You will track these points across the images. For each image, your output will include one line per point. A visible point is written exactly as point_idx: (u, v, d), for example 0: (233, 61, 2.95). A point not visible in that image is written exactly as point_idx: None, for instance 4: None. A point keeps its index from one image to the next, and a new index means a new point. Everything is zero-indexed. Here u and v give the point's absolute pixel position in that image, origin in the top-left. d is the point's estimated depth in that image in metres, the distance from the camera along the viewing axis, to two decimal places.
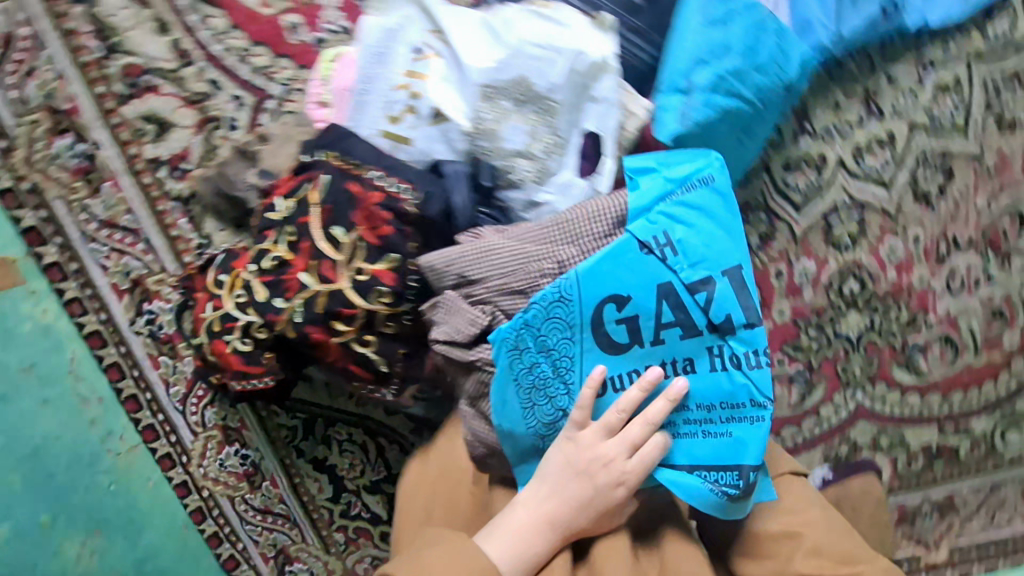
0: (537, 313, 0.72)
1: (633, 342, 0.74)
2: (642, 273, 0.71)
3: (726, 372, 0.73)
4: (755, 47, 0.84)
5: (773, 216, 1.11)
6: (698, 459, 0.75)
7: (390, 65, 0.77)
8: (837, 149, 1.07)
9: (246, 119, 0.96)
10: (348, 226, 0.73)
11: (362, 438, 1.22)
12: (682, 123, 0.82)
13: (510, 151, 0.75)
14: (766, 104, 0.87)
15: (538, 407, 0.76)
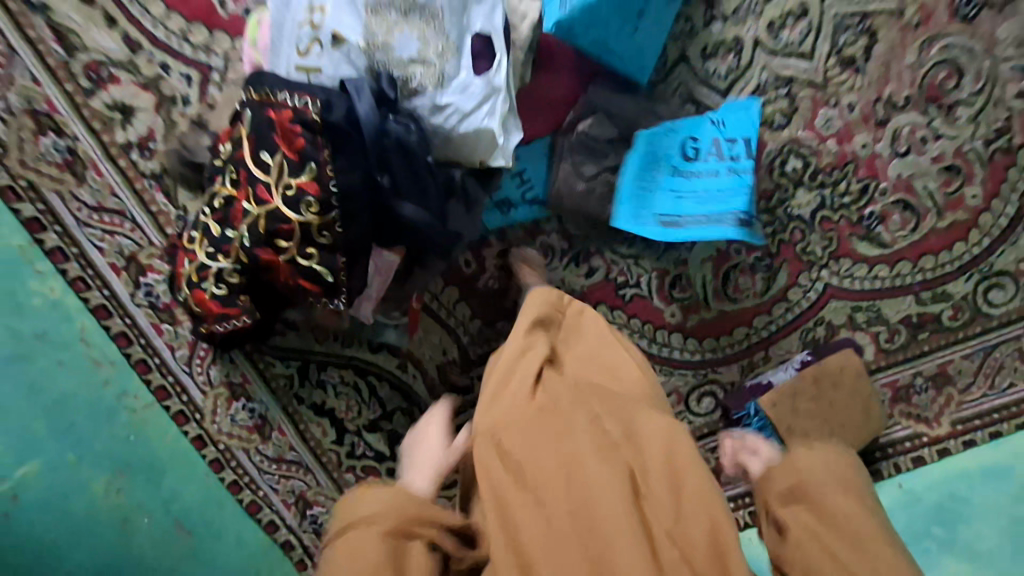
0: (662, 131, 1.09)
1: (687, 159, 1.09)
2: (703, 129, 1.09)
3: (734, 175, 1.06)
4: None
5: (701, 107, 1.13)
6: (710, 205, 1.07)
7: (291, 6, 0.87)
8: (752, 29, 1.10)
9: (196, 94, 1.17)
10: (272, 150, 0.85)
11: (353, 378, 1.34)
12: (566, 11, 0.90)
13: (406, 59, 0.86)
14: None
15: (632, 182, 1.09)
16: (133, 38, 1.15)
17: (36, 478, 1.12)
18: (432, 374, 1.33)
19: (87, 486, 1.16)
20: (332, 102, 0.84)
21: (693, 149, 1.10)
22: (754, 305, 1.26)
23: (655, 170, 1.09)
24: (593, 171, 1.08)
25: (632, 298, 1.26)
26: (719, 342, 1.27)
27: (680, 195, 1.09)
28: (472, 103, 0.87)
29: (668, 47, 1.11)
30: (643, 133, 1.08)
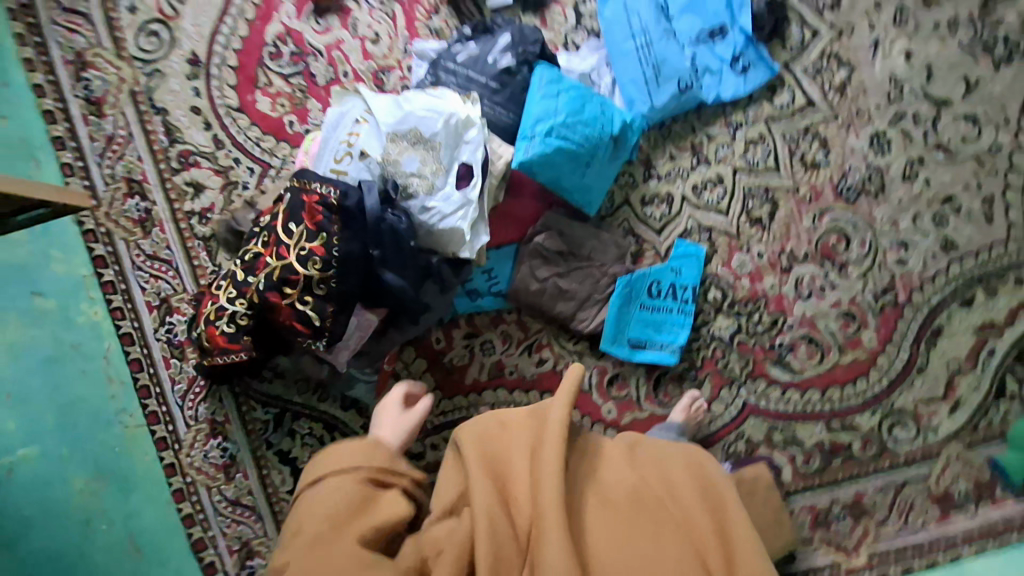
0: (639, 276, 1.40)
1: (649, 298, 1.42)
2: (665, 274, 1.42)
3: (677, 315, 1.42)
4: (582, 109, 1.27)
5: (638, 239, 1.44)
6: (656, 337, 1.42)
7: (339, 132, 1.25)
8: (680, 187, 1.44)
9: (255, 182, 1.52)
10: (298, 221, 1.14)
11: (322, 432, 1.50)
12: (529, 153, 1.22)
13: (407, 172, 1.18)
14: (596, 146, 1.28)
15: (614, 316, 1.40)
16: (218, 137, 1.52)
17: (30, 462, 1.35)
18: None
19: (66, 482, 1.36)
20: (348, 193, 1.14)
21: (660, 288, 1.42)
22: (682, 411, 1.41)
23: (631, 304, 1.42)
24: (545, 275, 1.37)
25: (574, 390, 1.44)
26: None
27: (646, 323, 1.42)
28: (450, 209, 1.18)
29: (614, 192, 1.44)
30: (623, 278, 1.40)
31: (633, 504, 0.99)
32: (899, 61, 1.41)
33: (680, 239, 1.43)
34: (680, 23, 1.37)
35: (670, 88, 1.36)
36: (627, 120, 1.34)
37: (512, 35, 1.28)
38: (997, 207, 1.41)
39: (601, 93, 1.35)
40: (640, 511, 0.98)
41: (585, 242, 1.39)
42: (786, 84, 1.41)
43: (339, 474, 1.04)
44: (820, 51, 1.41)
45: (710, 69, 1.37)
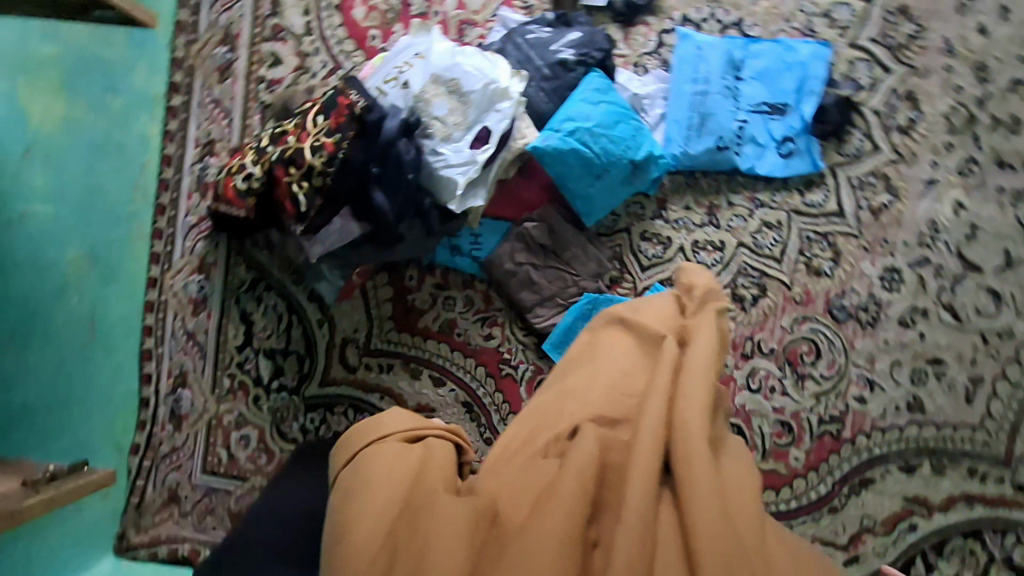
0: (603, 301, 1.44)
1: None
2: None
3: None
4: (611, 125, 1.31)
5: (623, 267, 1.48)
6: None
7: (399, 58, 1.36)
8: (682, 238, 1.46)
9: (323, 74, 1.66)
10: (326, 117, 1.26)
11: (283, 310, 1.64)
12: (543, 143, 1.28)
13: (433, 114, 1.27)
14: (611, 162, 1.31)
15: (566, 327, 1.45)
16: (311, 25, 1.67)
17: (42, 219, 1.36)
18: (337, 341, 1.61)
19: (61, 252, 1.40)
20: (375, 108, 1.25)
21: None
22: None
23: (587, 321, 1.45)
24: (521, 260, 1.44)
25: (506, 375, 1.54)
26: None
27: None
28: (456, 160, 1.26)
29: (620, 215, 1.49)
30: (588, 295, 1.44)
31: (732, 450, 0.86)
32: (947, 208, 1.36)
33: (659, 284, 1.47)
34: (747, 88, 1.39)
35: (707, 142, 1.38)
36: (653, 153, 1.36)
37: (583, 35, 1.35)
38: (981, 393, 1.36)
39: (642, 121, 1.39)
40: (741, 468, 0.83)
41: (572, 248, 1.44)
42: (826, 184, 1.40)
43: (380, 441, 0.87)
44: (872, 166, 1.39)
45: (755, 140, 1.39)
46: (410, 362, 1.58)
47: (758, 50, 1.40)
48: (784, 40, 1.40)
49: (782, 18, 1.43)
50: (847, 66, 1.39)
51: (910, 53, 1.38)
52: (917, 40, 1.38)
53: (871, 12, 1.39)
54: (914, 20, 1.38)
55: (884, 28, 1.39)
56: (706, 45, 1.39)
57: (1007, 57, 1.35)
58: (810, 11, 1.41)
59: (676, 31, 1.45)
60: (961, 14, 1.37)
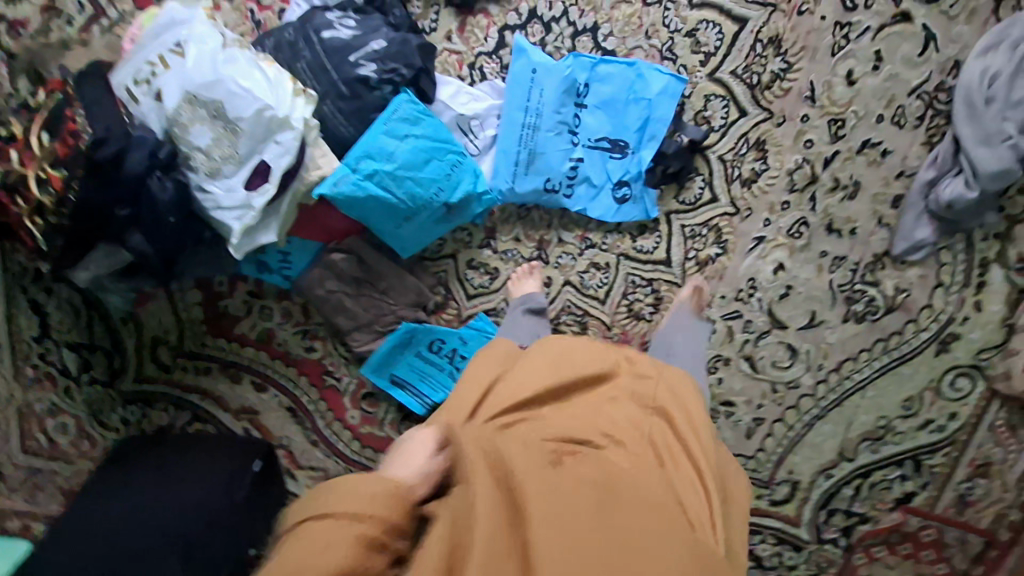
0: (421, 330, 1.40)
1: (424, 352, 1.43)
2: (449, 339, 1.42)
3: (443, 377, 1.45)
4: (419, 165, 1.13)
5: (448, 294, 1.42)
6: (415, 386, 1.46)
7: (149, 47, 1.05)
8: (508, 270, 1.39)
9: (80, 22, 1.29)
10: (52, 136, 1.01)
11: (80, 305, 1.47)
12: (336, 189, 1.10)
13: (193, 146, 1.04)
14: (421, 207, 1.17)
15: (382, 351, 1.42)
16: None
17: None
18: (147, 342, 1.54)
19: None
20: (110, 140, 1.00)
21: (442, 348, 1.43)
22: None
23: (405, 347, 1.43)
24: (331, 288, 1.33)
25: (329, 386, 1.52)
26: (364, 450, 1.54)
27: (414, 369, 1.45)
28: (228, 202, 1.06)
29: (447, 240, 1.38)
30: (404, 323, 1.39)
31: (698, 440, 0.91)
32: (766, 265, 1.36)
33: (483, 314, 1.41)
34: (588, 119, 1.23)
35: (534, 183, 1.23)
36: (474, 192, 1.20)
37: (389, 45, 1.10)
38: (760, 430, 1.49)
39: (466, 150, 1.20)
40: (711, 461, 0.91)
41: (391, 277, 1.35)
42: (659, 230, 1.34)
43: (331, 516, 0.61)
44: (706, 216, 1.33)
45: (590, 180, 1.25)
46: (230, 367, 1.53)
47: (606, 72, 1.21)
48: (637, 63, 1.21)
49: (644, 31, 1.21)
50: (702, 102, 1.24)
51: (770, 95, 1.24)
52: (781, 80, 1.23)
53: (740, 39, 1.21)
54: (783, 56, 1.22)
55: (750, 61, 1.22)
56: (545, 65, 1.18)
57: (866, 115, 1.24)
58: (676, 26, 1.21)
59: (514, 36, 1.21)
60: (834, 56, 1.22)
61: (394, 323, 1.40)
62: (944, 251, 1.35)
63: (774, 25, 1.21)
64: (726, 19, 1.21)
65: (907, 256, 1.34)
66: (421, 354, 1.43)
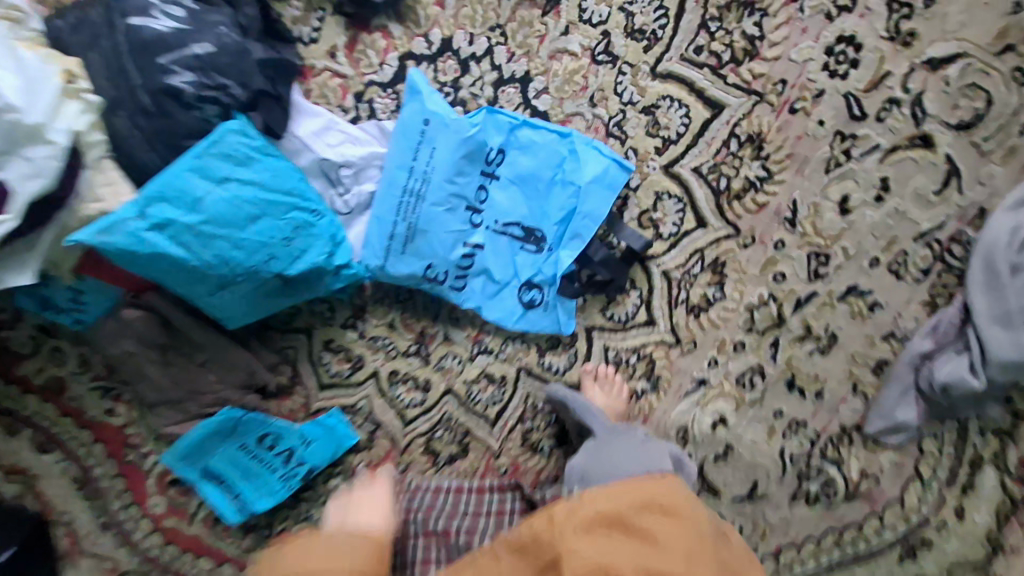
0: (249, 420, 1.07)
1: (251, 447, 1.10)
2: (286, 437, 1.09)
3: (273, 483, 1.12)
4: (241, 222, 0.82)
5: (296, 377, 1.09)
6: (237, 488, 1.13)
7: None
8: (376, 362, 1.07)
9: None
10: None
11: None
12: (103, 240, 0.76)
13: None
14: (242, 275, 0.85)
15: (194, 440, 1.08)
16: None
17: None
18: None
19: None
20: None
21: (276, 445, 1.10)
22: (230, 555, 1.18)
23: (227, 438, 1.09)
24: (130, 349, 1.00)
25: (130, 461, 1.18)
26: (165, 548, 1.19)
27: (238, 464, 1.12)
28: None
29: (303, 310, 1.06)
30: (226, 408, 1.06)
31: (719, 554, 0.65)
32: (704, 416, 1.04)
33: (335, 411, 1.09)
34: (497, 194, 0.92)
35: (411, 267, 0.91)
36: (323, 266, 0.89)
37: (217, 47, 0.80)
38: None
39: (325, 207, 0.90)
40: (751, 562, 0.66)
41: (217, 347, 1.01)
42: (575, 347, 1.04)
43: None
44: (638, 343, 1.02)
45: (490, 274, 0.94)
46: (5, 416, 1.16)
47: (529, 139, 0.91)
48: (572, 134, 0.92)
49: (588, 96, 0.92)
50: (651, 200, 0.95)
51: (738, 207, 0.95)
52: (757, 191, 0.94)
53: (711, 129, 0.92)
54: (763, 160, 0.93)
55: (720, 159, 0.93)
56: (445, 116, 0.88)
57: (858, 255, 0.95)
58: (630, 98, 0.92)
59: (409, 71, 0.91)
60: (829, 173, 0.92)
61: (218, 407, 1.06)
62: (931, 440, 1.04)
63: (758, 120, 0.91)
64: (697, 100, 0.91)
65: (881, 437, 1.02)
66: (247, 449, 1.10)
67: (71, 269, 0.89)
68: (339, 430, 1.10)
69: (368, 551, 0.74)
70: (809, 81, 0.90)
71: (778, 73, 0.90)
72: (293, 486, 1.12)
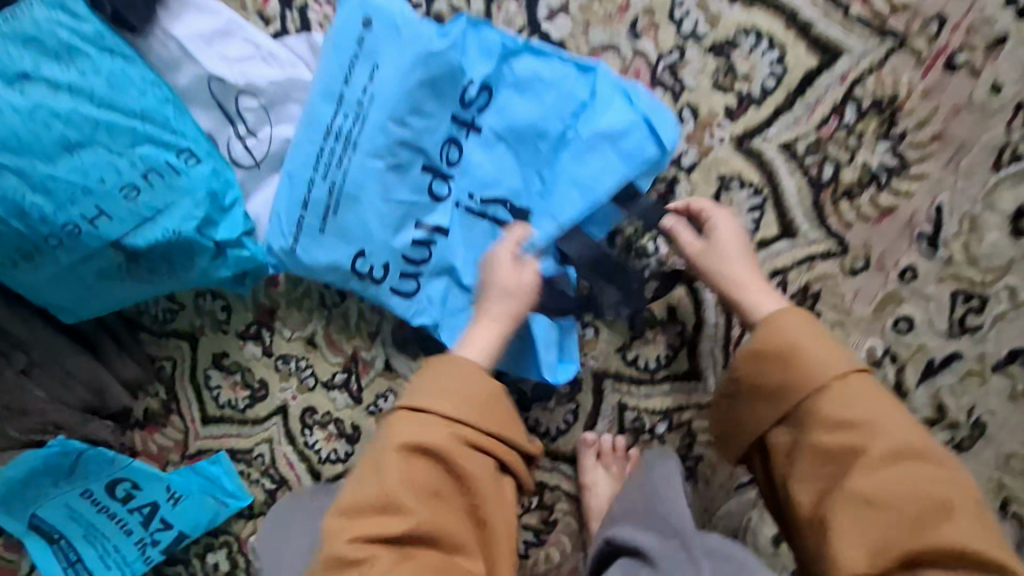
0: (95, 458, 0.75)
1: (99, 495, 0.78)
2: (149, 486, 0.77)
3: (128, 549, 0.79)
4: (49, 150, 0.51)
5: (173, 403, 0.77)
6: (73, 554, 0.79)
7: None
8: (285, 392, 0.74)
9: None
10: None
11: None
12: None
13: None
14: (51, 239, 0.53)
15: (14, 481, 0.76)
16: None
17: None
18: None
19: None
20: None
21: (133, 498, 0.78)
22: None
23: (61, 482, 0.77)
24: None
25: None
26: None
27: (78, 520, 0.79)
28: None
29: (187, 308, 0.74)
30: (59, 439, 0.73)
31: (935, 469, 0.43)
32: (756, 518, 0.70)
33: (220, 457, 0.76)
34: (477, 154, 0.59)
35: (333, 252, 0.59)
36: (193, 240, 0.58)
37: None
38: None
39: (208, 150, 0.58)
40: (964, 484, 0.42)
41: (45, 351, 0.69)
42: (575, 402, 0.70)
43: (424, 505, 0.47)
44: (668, 405, 0.68)
45: (455, 278, 0.60)
46: None
47: (531, 71, 0.58)
48: (598, 71, 0.58)
49: (628, 23, 0.60)
50: (711, 189, 0.62)
51: (846, 210, 0.61)
52: (880, 188, 0.61)
53: (817, 86, 0.59)
54: (894, 142, 0.59)
55: (825, 134, 0.60)
56: (401, 20, 0.56)
57: None
58: (694, 28, 0.59)
59: None
60: (996, 171, 0.59)
61: (49, 437, 0.74)
62: None
63: (892, 77, 0.58)
64: (800, 39, 0.58)
65: None
66: (95, 497, 0.78)
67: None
68: (227, 482, 0.77)
69: (470, 373, 0.50)
70: (981, 21, 0.57)
71: (932, 5, 0.57)
72: (156, 555, 0.79)
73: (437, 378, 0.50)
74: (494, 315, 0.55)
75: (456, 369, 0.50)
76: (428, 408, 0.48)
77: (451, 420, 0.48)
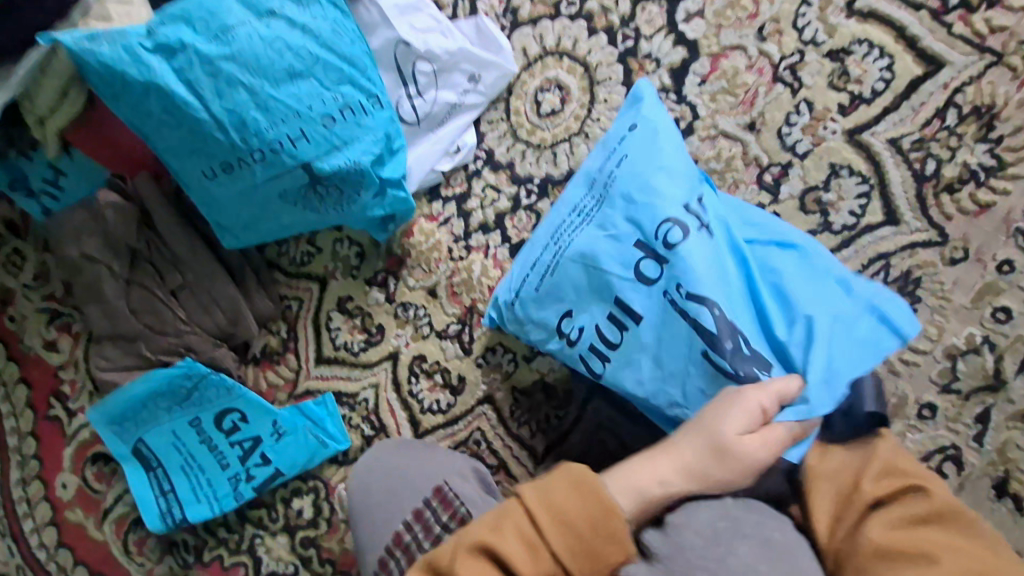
0: (215, 385, 0.79)
1: (208, 425, 0.81)
2: (257, 420, 0.80)
3: (221, 482, 0.81)
4: (277, 75, 0.60)
5: (292, 342, 0.82)
6: (170, 482, 0.82)
7: None
8: (400, 339, 0.79)
9: None
10: None
11: None
12: (84, 47, 0.56)
13: None
14: (257, 153, 0.62)
15: (136, 399, 0.80)
16: None
17: None
18: None
19: None
20: None
21: (238, 430, 0.81)
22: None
23: (175, 407, 0.81)
24: (91, 252, 0.76)
25: (51, 417, 0.90)
26: (56, 552, 0.89)
27: (179, 448, 0.82)
28: None
29: (323, 252, 0.81)
30: (186, 360, 0.78)
31: None
32: None
33: (326, 398, 0.80)
34: (711, 285, 0.56)
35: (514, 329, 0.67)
36: (366, 172, 0.65)
37: None
38: None
39: (389, 100, 0.68)
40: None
41: (205, 272, 0.78)
42: None
43: None
44: None
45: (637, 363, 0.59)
46: None
47: (817, 255, 0.60)
48: (795, 243, 0.61)
49: (756, 28, 0.70)
50: (822, 175, 0.69)
51: (947, 203, 0.67)
52: (979, 185, 0.67)
53: (921, 92, 0.67)
54: (992, 145, 0.66)
55: (929, 133, 0.67)
56: (662, 115, 0.65)
57: None
58: (814, 36, 0.69)
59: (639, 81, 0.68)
60: None
61: (178, 357, 0.79)
62: None
63: (990, 88, 0.66)
64: (907, 51, 0.68)
65: None
66: (203, 426, 0.81)
67: (56, 140, 0.67)
68: (328, 426, 0.80)
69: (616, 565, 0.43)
70: None
71: None
72: (247, 492, 0.81)
73: (568, 497, 0.43)
74: (678, 453, 0.50)
75: (598, 498, 0.43)
76: (545, 552, 0.42)
77: (558, 571, 0.42)
